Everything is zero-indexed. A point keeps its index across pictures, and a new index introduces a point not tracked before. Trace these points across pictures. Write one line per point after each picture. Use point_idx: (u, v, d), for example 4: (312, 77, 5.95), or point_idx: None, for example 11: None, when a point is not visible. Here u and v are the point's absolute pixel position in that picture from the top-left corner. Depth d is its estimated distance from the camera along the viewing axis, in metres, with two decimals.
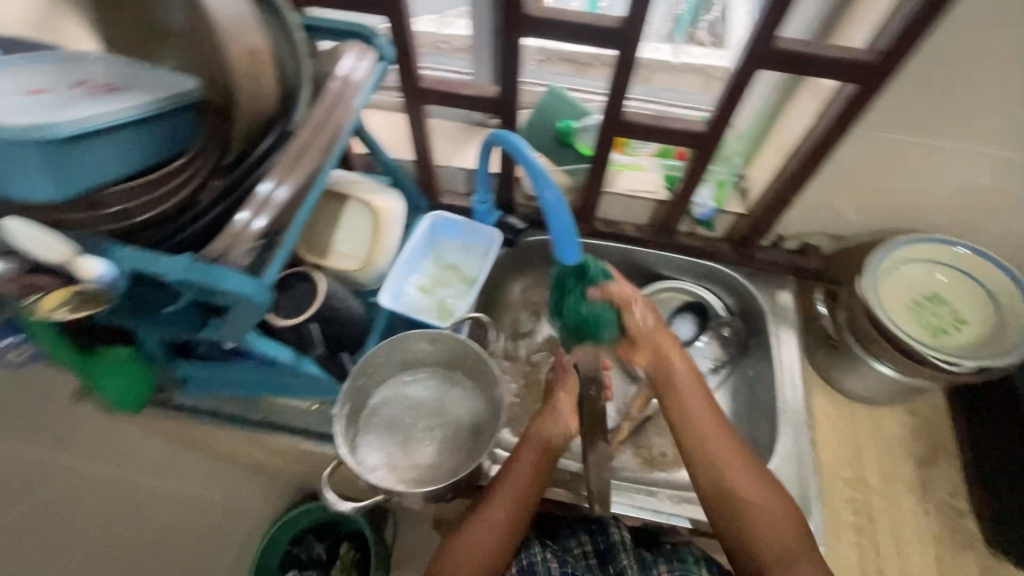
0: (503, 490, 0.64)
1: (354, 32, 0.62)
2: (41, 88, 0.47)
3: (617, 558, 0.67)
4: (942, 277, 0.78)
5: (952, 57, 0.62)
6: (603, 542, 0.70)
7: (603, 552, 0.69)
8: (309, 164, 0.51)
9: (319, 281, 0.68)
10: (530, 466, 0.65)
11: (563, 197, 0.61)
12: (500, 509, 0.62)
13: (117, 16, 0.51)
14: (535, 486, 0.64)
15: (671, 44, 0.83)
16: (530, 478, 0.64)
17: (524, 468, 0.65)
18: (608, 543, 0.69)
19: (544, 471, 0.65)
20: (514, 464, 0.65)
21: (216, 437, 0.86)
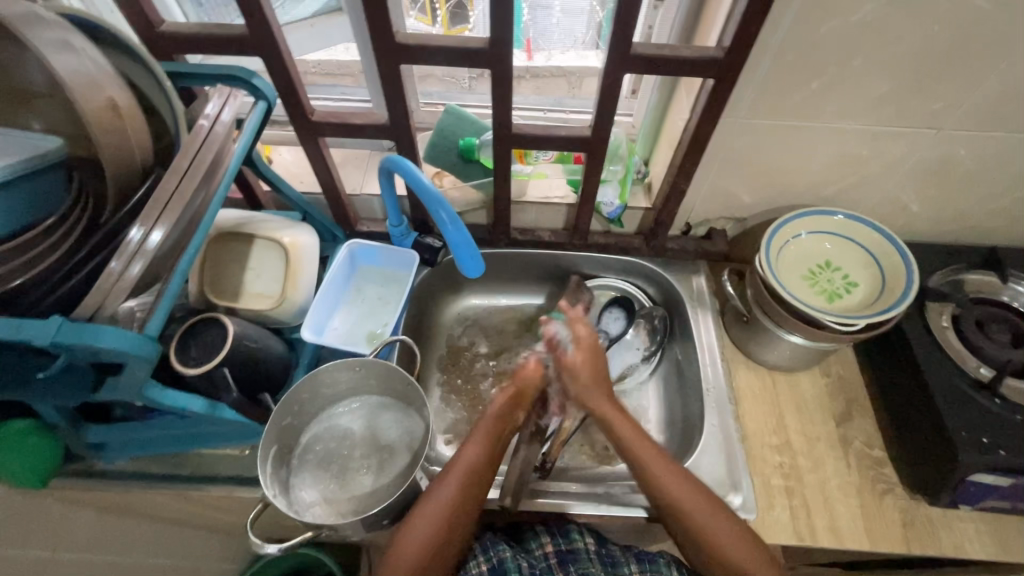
0: (435, 502, 0.64)
1: (230, 74, 0.63)
2: None
3: (582, 562, 0.71)
4: (830, 245, 0.86)
5: (794, 49, 0.67)
6: (565, 545, 0.75)
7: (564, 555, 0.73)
8: (181, 208, 0.52)
9: (228, 324, 0.67)
10: (462, 475, 0.65)
11: (457, 217, 0.68)
12: (437, 509, 0.63)
13: None
14: (467, 495, 0.65)
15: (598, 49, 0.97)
16: (462, 488, 0.65)
17: (455, 480, 0.65)
18: (571, 547, 0.74)
19: (477, 481, 0.66)
20: (445, 477, 0.66)
21: (149, 502, 0.82)
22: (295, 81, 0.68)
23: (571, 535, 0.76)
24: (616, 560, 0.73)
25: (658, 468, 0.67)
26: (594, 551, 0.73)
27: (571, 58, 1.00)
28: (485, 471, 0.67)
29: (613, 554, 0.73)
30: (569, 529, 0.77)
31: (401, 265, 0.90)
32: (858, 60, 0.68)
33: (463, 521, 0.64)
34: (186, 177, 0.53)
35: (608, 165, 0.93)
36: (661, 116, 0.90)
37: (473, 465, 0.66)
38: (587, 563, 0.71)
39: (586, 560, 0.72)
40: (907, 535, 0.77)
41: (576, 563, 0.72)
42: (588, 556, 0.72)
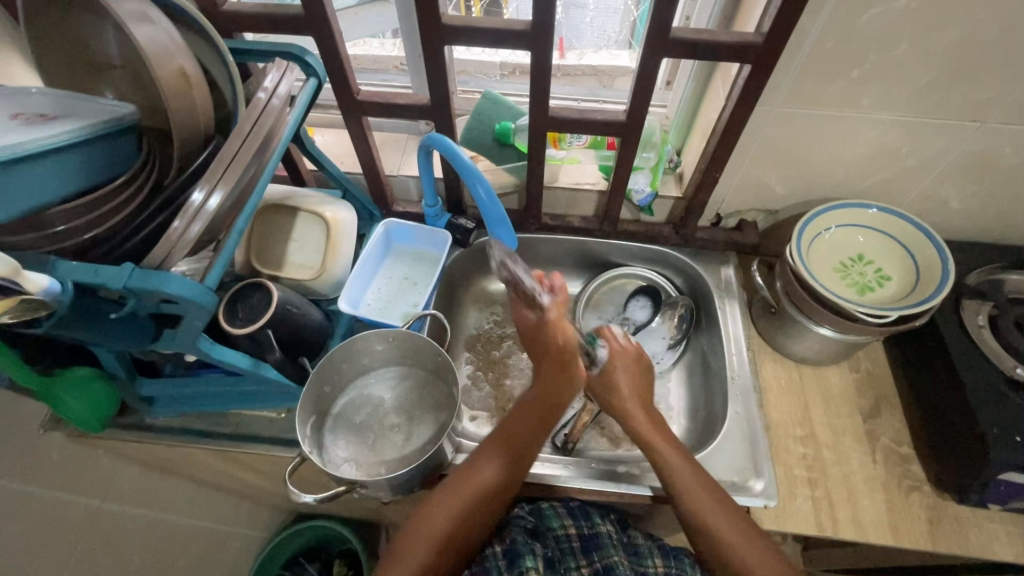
0: (434, 524, 0.66)
1: (286, 51, 0.67)
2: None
3: (605, 549, 0.72)
4: (864, 239, 0.85)
5: (832, 36, 0.67)
6: (586, 528, 0.74)
7: (587, 539, 0.73)
8: (238, 171, 0.54)
9: (272, 288, 0.71)
10: (472, 497, 0.68)
11: (493, 194, 0.69)
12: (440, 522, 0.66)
13: (80, 53, 0.58)
14: (484, 501, 0.68)
15: (631, 50, 1.01)
16: (474, 504, 0.67)
17: (463, 497, 0.67)
18: (594, 531, 0.74)
19: (487, 503, 0.68)
20: (455, 488, 0.68)
21: (188, 457, 0.87)
22: (343, 61, 0.71)
23: (591, 518, 0.76)
24: (641, 551, 0.74)
25: (687, 478, 0.69)
26: (617, 539, 0.74)
27: (604, 58, 1.02)
28: (497, 494, 0.69)
29: (636, 546, 0.75)
30: (589, 513, 0.77)
31: (435, 246, 0.93)
32: (899, 49, 0.67)
33: (466, 532, 0.68)
34: (247, 142, 0.56)
35: (641, 153, 0.93)
36: (695, 107, 0.91)
37: (480, 491, 0.68)
38: (610, 551, 0.72)
39: (609, 547, 0.72)
40: (933, 532, 0.76)
41: (599, 551, 0.72)
42: (611, 543, 0.73)
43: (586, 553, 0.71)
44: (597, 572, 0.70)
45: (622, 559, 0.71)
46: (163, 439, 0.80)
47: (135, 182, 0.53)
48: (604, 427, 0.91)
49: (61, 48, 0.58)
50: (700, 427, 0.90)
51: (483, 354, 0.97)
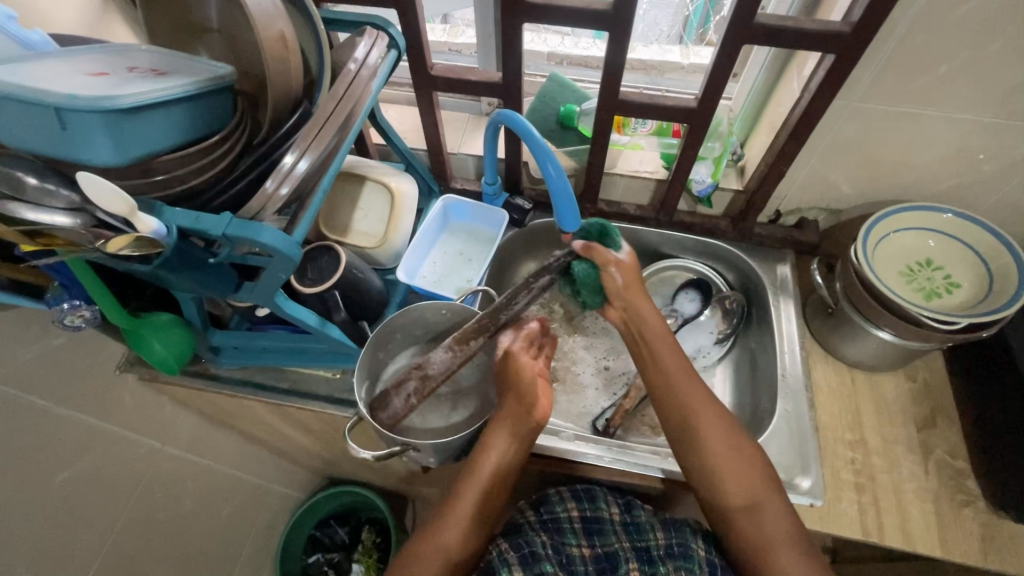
0: (451, 522, 0.66)
1: (370, 22, 0.69)
2: (90, 67, 0.52)
3: (606, 534, 0.74)
4: (934, 244, 0.82)
5: (924, 30, 0.65)
6: (589, 511, 0.77)
7: (588, 522, 0.76)
8: (329, 135, 0.57)
9: (341, 252, 0.74)
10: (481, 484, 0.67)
11: (563, 172, 0.69)
12: (458, 516, 0.67)
13: (186, 16, 0.62)
14: (492, 489, 0.67)
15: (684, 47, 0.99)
16: (483, 494, 0.67)
17: (474, 489, 0.67)
18: (597, 515, 0.77)
19: (494, 490, 0.68)
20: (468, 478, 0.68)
21: (247, 410, 0.92)
22: (421, 35, 0.73)
23: (596, 502, 0.79)
24: (642, 528, 0.75)
25: (695, 397, 0.68)
26: (619, 523, 0.76)
27: (653, 53, 1.00)
28: (506, 478, 0.68)
29: (638, 523, 0.76)
30: (594, 495, 0.80)
31: (490, 224, 0.95)
32: (994, 46, 0.65)
33: (486, 519, 0.68)
34: (341, 103, 0.59)
35: (706, 142, 0.93)
36: (764, 99, 0.89)
37: (494, 474, 0.67)
38: (610, 536, 0.74)
39: (610, 533, 0.75)
40: (985, 549, 0.74)
41: (601, 536, 0.75)
42: (612, 528, 0.75)
43: (587, 535, 0.75)
44: (598, 556, 0.72)
45: (623, 542, 0.73)
46: (226, 389, 0.84)
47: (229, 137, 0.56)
48: (646, 415, 0.92)
49: (170, 9, 0.62)
50: (745, 423, 0.89)
51: None
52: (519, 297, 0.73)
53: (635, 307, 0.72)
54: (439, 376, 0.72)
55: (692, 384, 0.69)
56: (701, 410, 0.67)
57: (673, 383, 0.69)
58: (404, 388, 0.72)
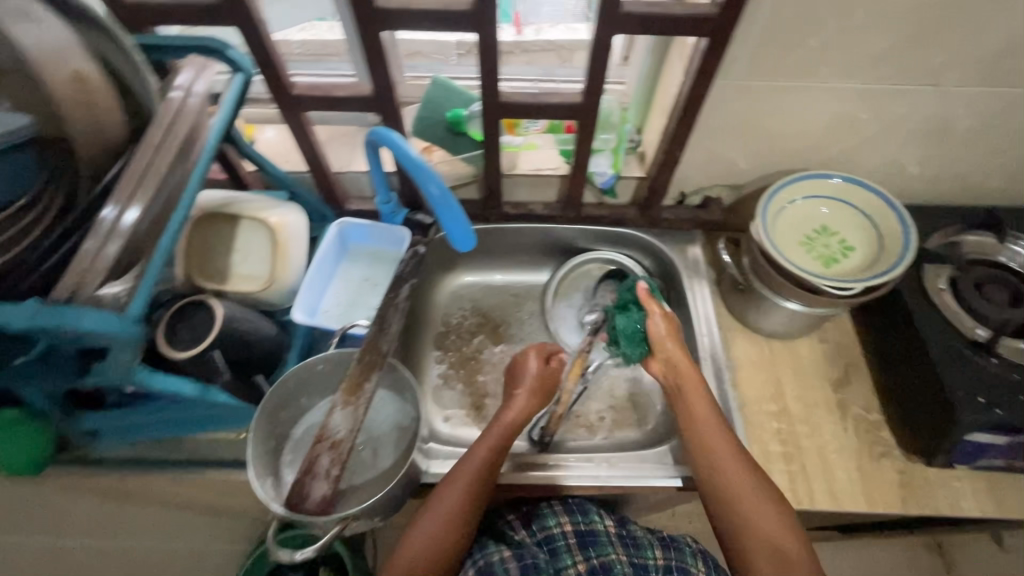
0: (438, 512, 0.66)
1: (204, 45, 0.61)
2: None
3: (602, 545, 0.70)
4: (827, 210, 0.84)
5: (789, 4, 0.64)
6: (582, 523, 0.73)
7: (582, 535, 0.72)
8: (157, 182, 0.50)
9: (216, 307, 0.66)
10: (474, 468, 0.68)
11: (448, 192, 0.65)
12: (445, 508, 0.66)
13: None
14: (483, 476, 0.68)
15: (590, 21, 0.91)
16: (479, 475, 0.68)
17: (463, 476, 0.67)
18: (590, 527, 0.73)
19: (488, 473, 0.68)
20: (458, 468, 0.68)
21: (145, 486, 0.82)
22: (273, 54, 0.65)
23: (589, 515, 0.75)
24: (640, 543, 0.72)
25: (700, 412, 0.71)
26: (615, 535, 0.72)
27: (562, 32, 0.93)
28: (498, 461, 0.70)
29: (636, 537, 0.73)
30: (586, 508, 0.76)
31: (393, 243, 0.89)
32: (856, 15, 0.66)
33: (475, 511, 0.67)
34: (165, 149, 0.51)
35: (601, 134, 0.91)
36: (653, 82, 0.87)
37: (487, 457, 0.69)
38: (606, 547, 0.70)
39: (607, 545, 0.70)
40: (905, 496, 0.78)
41: (596, 547, 0.70)
42: (607, 539, 0.71)
43: (582, 548, 0.70)
44: (593, 568, 0.68)
45: (621, 556, 0.69)
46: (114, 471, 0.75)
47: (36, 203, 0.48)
48: (579, 417, 0.91)
49: None
50: (676, 407, 0.90)
51: (461, 356, 0.96)
52: (392, 317, 0.75)
53: (678, 357, 0.76)
54: (350, 436, 0.68)
55: (714, 421, 0.70)
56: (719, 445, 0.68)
57: (694, 412, 0.72)
58: (319, 468, 0.66)
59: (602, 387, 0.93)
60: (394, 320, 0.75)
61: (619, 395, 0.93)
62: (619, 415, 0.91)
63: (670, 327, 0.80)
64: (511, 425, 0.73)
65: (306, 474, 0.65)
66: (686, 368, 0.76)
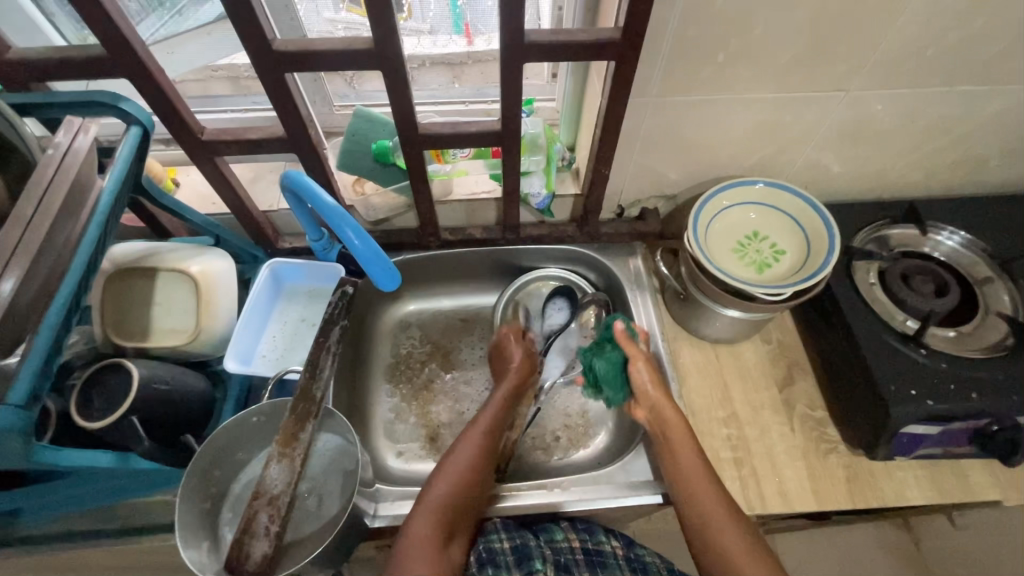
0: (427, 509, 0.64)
1: (94, 99, 0.58)
2: None
3: (610, 568, 0.74)
4: (755, 215, 0.86)
5: (691, 23, 0.65)
6: (591, 543, 0.76)
7: (590, 552, 0.75)
8: (34, 250, 0.46)
9: (131, 368, 0.62)
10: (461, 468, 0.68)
11: (368, 237, 0.63)
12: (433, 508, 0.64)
13: None
14: (475, 471, 0.69)
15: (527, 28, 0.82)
16: (469, 471, 0.68)
17: (451, 476, 0.67)
18: (598, 547, 0.75)
19: (475, 476, 0.69)
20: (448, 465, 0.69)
21: (76, 560, 0.78)
22: (173, 101, 0.63)
23: (595, 533, 0.77)
24: (646, 567, 0.75)
25: (672, 423, 0.74)
26: (622, 557, 0.76)
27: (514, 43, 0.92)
28: (485, 465, 0.70)
29: (643, 561, 0.76)
30: (594, 529, 0.78)
31: (329, 280, 0.87)
32: (758, 30, 0.67)
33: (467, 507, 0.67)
34: (42, 212, 0.48)
35: (530, 156, 0.89)
36: (579, 100, 0.88)
37: (474, 456, 0.70)
38: (614, 570, 0.74)
39: (615, 567, 0.74)
40: (852, 491, 0.79)
41: (603, 568, 0.74)
42: (616, 562, 0.75)
43: (591, 567, 0.74)
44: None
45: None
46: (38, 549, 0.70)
47: None
48: (533, 439, 0.90)
49: None
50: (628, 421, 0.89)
51: (413, 388, 0.94)
52: (324, 362, 0.74)
53: (658, 398, 0.77)
54: (289, 489, 0.65)
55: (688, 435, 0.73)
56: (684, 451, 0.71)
57: (669, 430, 0.74)
58: (258, 525, 0.63)
59: (555, 406, 0.93)
60: (327, 365, 0.73)
61: (572, 413, 0.92)
62: (574, 433, 0.91)
63: (652, 370, 0.80)
64: (489, 428, 0.74)
65: (244, 535, 0.62)
66: (663, 400, 0.77)
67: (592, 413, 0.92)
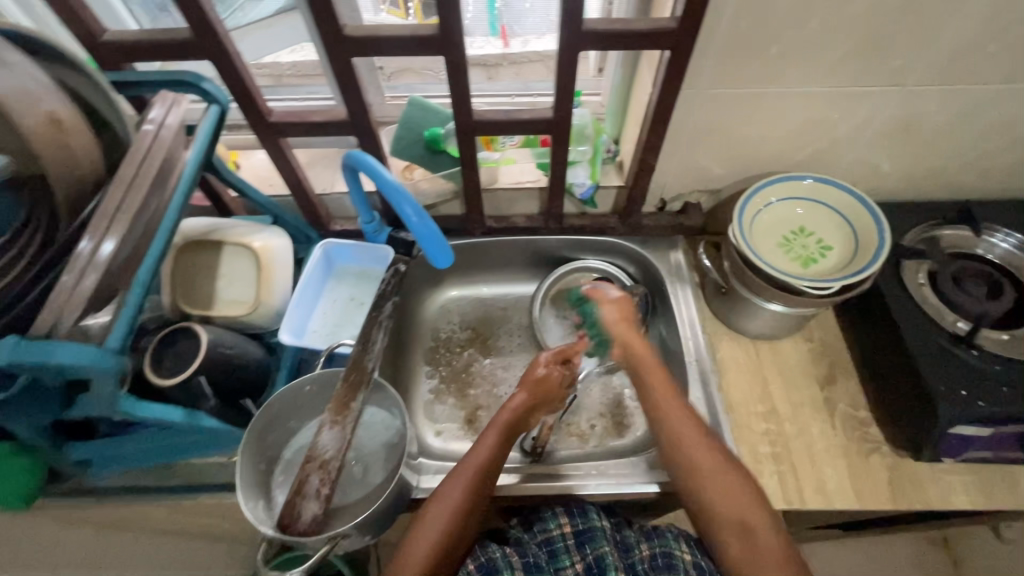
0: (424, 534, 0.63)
1: (179, 79, 0.62)
2: None
3: (597, 540, 0.70)
4: (803, 211, 0.85)
5: (747, 15, 0.66)
6: (581, 524, 0.73)
7: (579, 533, 0.72)
8: (132, 216, 0.51)
9: (200, 333, 0.67)
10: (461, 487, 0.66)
11: (424, 213, 0.67)
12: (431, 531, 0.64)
13: None
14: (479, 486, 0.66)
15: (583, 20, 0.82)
16: (470, 489, 0.66)
17: (460, 483, 0.66)
18: (588, 526, 0.72)
19: (484, 484, 0.67)
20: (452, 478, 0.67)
21: (135, 516, 0.82)
22: (247, 82, 0.67)
23: (586, 514, 0.74)
24: (630, 544, 0.71)
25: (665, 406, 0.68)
26: (609, 530, 0.72)
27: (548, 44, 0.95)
28: (496, 469, 0.68)
29: (627, 538, 0.72)
30: (586, 510, 0.75)
31: (378, 262, 0.90)
32: (814, 22, 0.67)
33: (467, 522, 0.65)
34: (137, 183, 0.52)
35: (576, 146, 0.92)
36: (626, 93, 0.89)
37: (479, 471, 0.67)
38: (600, 542, 0.70)
39: (601, 539, 0.70)
40: (894, 492, 0.78)
41: (592, 544, 0.70)
42: (603, 535, 0.71)
43: (580, 548, 0.70)
44: (590, 566, 0.68)
45: (613, 550, 0.69)
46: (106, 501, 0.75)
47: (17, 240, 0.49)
48: (569, 426, 0.91)
49: None
50: None
51: (452, 372, 0.96)
52: (376, 336, 0.77)
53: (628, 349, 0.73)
54: (339, 455, 0.68)
55: (681, 410, 0.67)
56: (680, 437, 0.65)
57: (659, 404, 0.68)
58: (310, 487, 0.65)
59: (591, 395, 0.94)
60: (380, 339, 0.76)
61: (608, 403, 0.93)
62: (609, 422, 0.92)
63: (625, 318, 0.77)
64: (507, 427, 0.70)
65: (296, 496, 0.65)
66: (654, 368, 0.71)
67: (628, 404, 0.93)
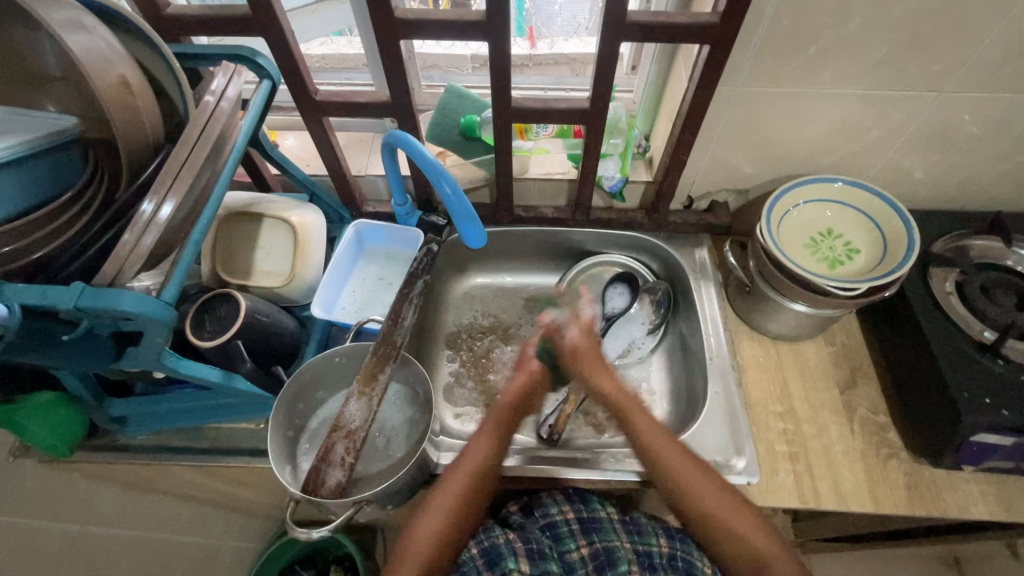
0: (429, 527, 0.65)
1: (234, 53, 0.65)
2: None
3: (607, 533, 0.71)
4: (831, 213, 0.86)
5: (789, 13, 0.67)
6: (584, 511, 0.74)
7: (585, 522, 0.73)
8: (190, 180, 0.53)
9: (239, 299, 0.70)
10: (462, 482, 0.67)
11: (460, 191, 0.69)
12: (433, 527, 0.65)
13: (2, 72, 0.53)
14: (476, 484, 0.68)
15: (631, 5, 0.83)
16: (469, 486, 0.67)
17: (458, 483, 0.67)
18: (592, 514, 0.74)
19: (480, 484, 0.68)
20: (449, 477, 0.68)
21: (165, 476, 0.85)
22: (297, 61, 0.69)
23: (590, 503, 0.75)
24: (644, 530, 0.72)
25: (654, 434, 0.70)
26: (617, 521, 0.73)
27: (575, 45, 0.96)
28: (488, 472, 0.69)
29: (639, 524, 0.73)
30: (589, 498, 0.76)
31: (407, 244, 0.92)
32: (855, 23, 0.68)
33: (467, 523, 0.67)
34: (196, 148, 0.55)
35: (609, 138, 0.93)
36: (660, 90, 0.90)
37: (475, 471, 0.68)
38: (611, 535, 0.71)
39: (610, 531, 0.71)
40: (911, 497, 0.78)
41: (599, 534, 0.71)
42: (611, 527, 0.72)
43: (586, 535, 0.71)
44: (597, 554, 0.69)
45: (624, 542, 0.70)
46: (138, 458, 0.78)
47: (83, 194, 0.51)
48: (586, 416, 0.92)
49: None
50: (683, 407, 0.91)
51: (472, 357, 0.98)
52: (406, 312, 0.79)
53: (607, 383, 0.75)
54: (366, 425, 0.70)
55: (668, 437, 0.70)
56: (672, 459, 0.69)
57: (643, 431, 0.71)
58: (335, 455, 0.67)
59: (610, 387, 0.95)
60: (409, 314, 0.78)
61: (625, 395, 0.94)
62: None
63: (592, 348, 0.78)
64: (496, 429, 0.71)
65: (320, 464, 0.66)
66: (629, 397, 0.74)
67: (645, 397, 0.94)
